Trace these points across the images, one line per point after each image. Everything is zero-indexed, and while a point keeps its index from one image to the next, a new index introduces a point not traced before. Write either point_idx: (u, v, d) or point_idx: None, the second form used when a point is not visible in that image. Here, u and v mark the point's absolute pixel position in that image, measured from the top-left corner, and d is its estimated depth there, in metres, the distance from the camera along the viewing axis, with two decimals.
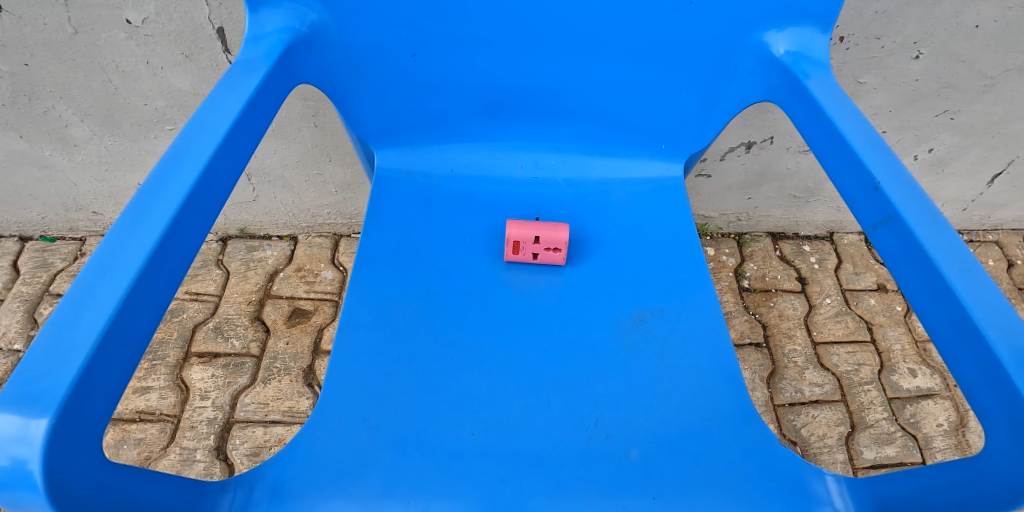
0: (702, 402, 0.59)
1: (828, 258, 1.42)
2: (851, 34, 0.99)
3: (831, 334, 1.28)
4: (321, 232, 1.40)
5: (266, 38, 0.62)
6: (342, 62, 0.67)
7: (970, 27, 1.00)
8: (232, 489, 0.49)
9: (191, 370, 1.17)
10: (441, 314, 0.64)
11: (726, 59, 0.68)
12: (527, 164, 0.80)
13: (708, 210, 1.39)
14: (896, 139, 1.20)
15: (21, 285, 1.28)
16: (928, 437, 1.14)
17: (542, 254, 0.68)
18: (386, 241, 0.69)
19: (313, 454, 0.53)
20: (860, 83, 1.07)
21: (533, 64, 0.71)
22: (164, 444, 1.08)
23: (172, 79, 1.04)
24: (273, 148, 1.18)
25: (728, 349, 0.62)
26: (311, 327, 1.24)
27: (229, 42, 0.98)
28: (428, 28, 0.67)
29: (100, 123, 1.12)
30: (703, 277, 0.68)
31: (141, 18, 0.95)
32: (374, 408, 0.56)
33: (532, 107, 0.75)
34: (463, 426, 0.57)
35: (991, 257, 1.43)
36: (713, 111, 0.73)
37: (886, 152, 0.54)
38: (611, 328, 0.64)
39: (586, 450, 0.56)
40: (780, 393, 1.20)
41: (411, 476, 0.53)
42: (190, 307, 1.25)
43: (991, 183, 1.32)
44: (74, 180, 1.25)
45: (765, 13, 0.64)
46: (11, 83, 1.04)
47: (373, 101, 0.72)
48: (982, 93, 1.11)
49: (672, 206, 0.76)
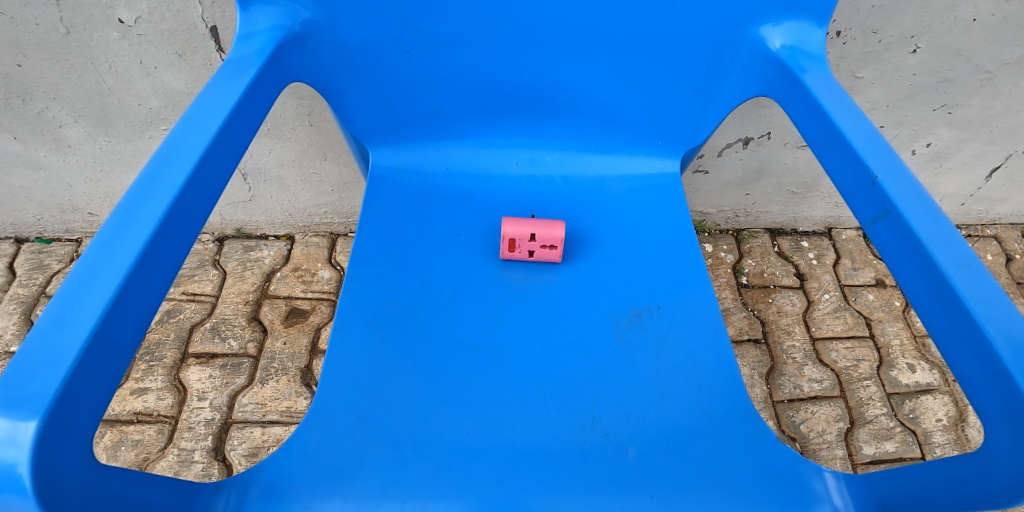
0: (699, 400, 0.58)
1: (827, 254, 1.41)
2: (848, 28, 0.99)
3: (829, 330, 1.28)
4: (318, 231, 1.39)
5: (256, 36, 0.61)
6: (335, 59, 0.67)
7: (968, 21, 1.00)
8: (227, 491, 0.49)
9: (188, 371, 1.16)
10: (437, 313, 0.64)
11: (721, 53, 0.68)
12: (522, 161, 0.79)
13: (706, 207, 1.39)
14: (894, 134, 1.20)
15: (16, 286, 1.28)
16: (927, 433, 1.14)
17: (538, 252, 0.68)
18: (381, 240, 0.69)
19: (308, 454, 0.53)
20: (858, 78, 1.07)
21: (527, 61, 0.71)
22: (162, 445, 1.07)
23: (166, 78, 1.03)
24: (268, 148, 1.17)
25: (726, 345, 0.61)
26: (308, 326, 1.24)
27: (222, 42, 0.97)
28: (422, 25, 0.67)
29: (95, 124, 1.11)
30: (701, 274, 0.67)
31: (134, 17, 0.94)
32: (370, 407, 0.56)
33: (527, 104, 0.75)
34: (459, 425, 0.56)
35: (990, 252, 1.43)
36: (708, 106, 0.72)
37: (884, 147, 0.53)
38: (608, 326, 0.64)
39: (583, 448, 0.56)
40: (779, 390, 1.19)
41: (407, 476, 0.53)
42: (187, 308, 1.25)
43: (990, 177, 1.32)
44: (69, 181, 1.24)
45: (760, 7, 0.64)
46: (4, 84, 1.03)
47: (367, 99, 0.71)
48: (980, 88, 1.11)
49: (668, 203, 0.75)
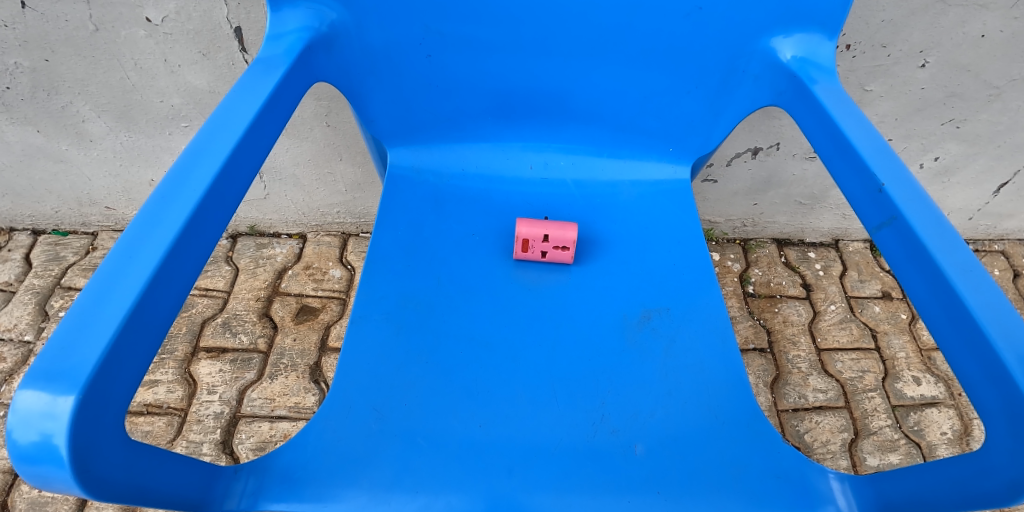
0: (707, 402, 0.59)
1: (833, 265, 1.42)
2: (858, 42, 1.00)
3: (835, 341, 1.28)
4: (330, 231, 1.41)
5: (285, 37, 0.63)
6: (359, 60, 0.69)
7: (976, 37, 1.01)
8: (244, 476, 0.50)
9: (199, 364, 1.18)
10: (451, 310, 0.65)
11: (733, 63, 0.69)
12: (536, 164, 0.81)
13: (714, 216, 1.40)
14: (902, 148, 1.21)
15: (32, 277, 1.30)
16: (931, 446, 1.15)
17: (550, 253, 0.69)
18: (397, 237, 0.70)
19: (323, 443, 0.54)
20: (867, 91, 1.08)
21: (544, 66, 0.73)
22: (171, 437, 1.09)
23: (189, 77, 1.06)
24: (285, 147, 1.20)
25: (733, 348, 0.62)
26: (318, 324, 1.25)
27: (246, 42, 0.99)
28: (443, 29, 0.69)
29: (117, 119, 1.14)
30: (710, 278, 0.69)
31: (161, 16, 0.97)
32: (383, 398, 0.57)
33: (543, 109, 0.77)
34: (471, 418, 0.58)
35: (997, 267, 1.43)
36: (719, 115, 0.74)
37: (892, 157, 0.54)
38: (618, 327, 0.65)
39: (592, 443, 0.57)
40: (784, 399, 1.20)
41: (419, 467, 0.54)
42: (199, 303, 1.27)
43: (997, 193, 1.33)
44: (89, 174, 1.26)
45: (773, 17, 0.65)
46: (31, 78, 1.06)
47: (387, 101, 0.73)
48: (988, 103, 1.12)
49: (678, 208, 0.76)
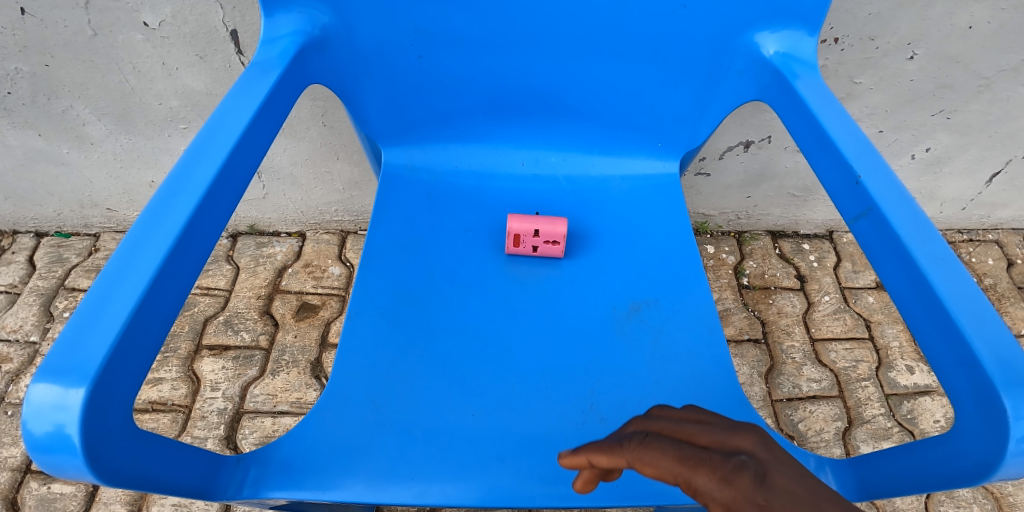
0: (693, 389, 0.61)
1: (827, 257, 1.43)
2: (846, 35, 1.01)
3: (829, 331, 1.30)
4: (329, 229, 1.43)
5: (278, 40, 0.65)
6: (352, 62, 0.70)
7: (964, 28, 1.02)
8: (246, 466, 0.52)
9: (202, 362, 1.20)
10: (445, 304, 0.67)
11: (718, 59, 0.71)
12: (527, 161, 0.82)
13: (708, 209, 1.41)
14: (894, 139, 1.22)
15: (36, 279, 1.32)
16: (924, 433, 1.17)
17: (541, 247, 0.71)
18: (391, 234, 0.72)
19: (321, 435, 0.56)
20: (856, 83, 1.10)
21: (534, 64, 0.74)
22: (176, 433, 1.11)
23: (186, 79, 1.07)
24: (283, 147, 1.21)
25: (719, 338, 0.64)
26: (319, 320, 1.27)
27: (242, 44, 1.01)
28: (434, 29, 0.70)
29: (116, 122, 1.16)
30: (697, 270, 0.70)
31: (158, 20, 0.98)
32: (379, 389, 0.59)
33: (534, 106, 0.78)
34: (465, 409, 0.59)
35: (990, 256, 1.45)
36: (706, 110, 0.75)
37: (871, 150, 0.56)
38: (607, 319, 0.67)
39: (582, 431, 0.59)
40: (778, 388, 1.22)
41: (415, 456, 0.56)
42: (201, 301, 1.29)
43: (990, 182, 1.34)
44: (90, 177, 1.28)
45: (756, 14, 0.67)
46: (31, 82, 1.07)
47: (380, 100, 0.75)
48: (978, 93, 1.13)
49: (666, 202, 0.78)
